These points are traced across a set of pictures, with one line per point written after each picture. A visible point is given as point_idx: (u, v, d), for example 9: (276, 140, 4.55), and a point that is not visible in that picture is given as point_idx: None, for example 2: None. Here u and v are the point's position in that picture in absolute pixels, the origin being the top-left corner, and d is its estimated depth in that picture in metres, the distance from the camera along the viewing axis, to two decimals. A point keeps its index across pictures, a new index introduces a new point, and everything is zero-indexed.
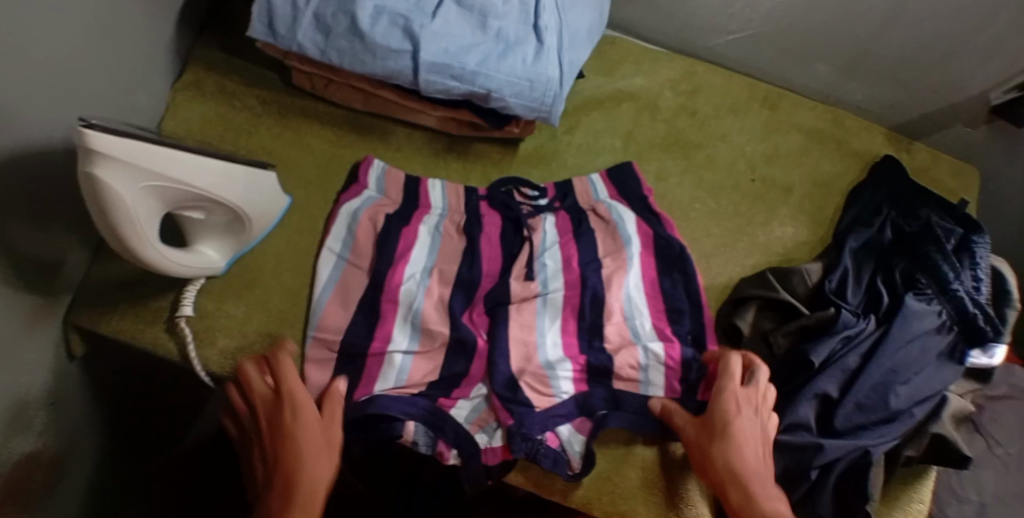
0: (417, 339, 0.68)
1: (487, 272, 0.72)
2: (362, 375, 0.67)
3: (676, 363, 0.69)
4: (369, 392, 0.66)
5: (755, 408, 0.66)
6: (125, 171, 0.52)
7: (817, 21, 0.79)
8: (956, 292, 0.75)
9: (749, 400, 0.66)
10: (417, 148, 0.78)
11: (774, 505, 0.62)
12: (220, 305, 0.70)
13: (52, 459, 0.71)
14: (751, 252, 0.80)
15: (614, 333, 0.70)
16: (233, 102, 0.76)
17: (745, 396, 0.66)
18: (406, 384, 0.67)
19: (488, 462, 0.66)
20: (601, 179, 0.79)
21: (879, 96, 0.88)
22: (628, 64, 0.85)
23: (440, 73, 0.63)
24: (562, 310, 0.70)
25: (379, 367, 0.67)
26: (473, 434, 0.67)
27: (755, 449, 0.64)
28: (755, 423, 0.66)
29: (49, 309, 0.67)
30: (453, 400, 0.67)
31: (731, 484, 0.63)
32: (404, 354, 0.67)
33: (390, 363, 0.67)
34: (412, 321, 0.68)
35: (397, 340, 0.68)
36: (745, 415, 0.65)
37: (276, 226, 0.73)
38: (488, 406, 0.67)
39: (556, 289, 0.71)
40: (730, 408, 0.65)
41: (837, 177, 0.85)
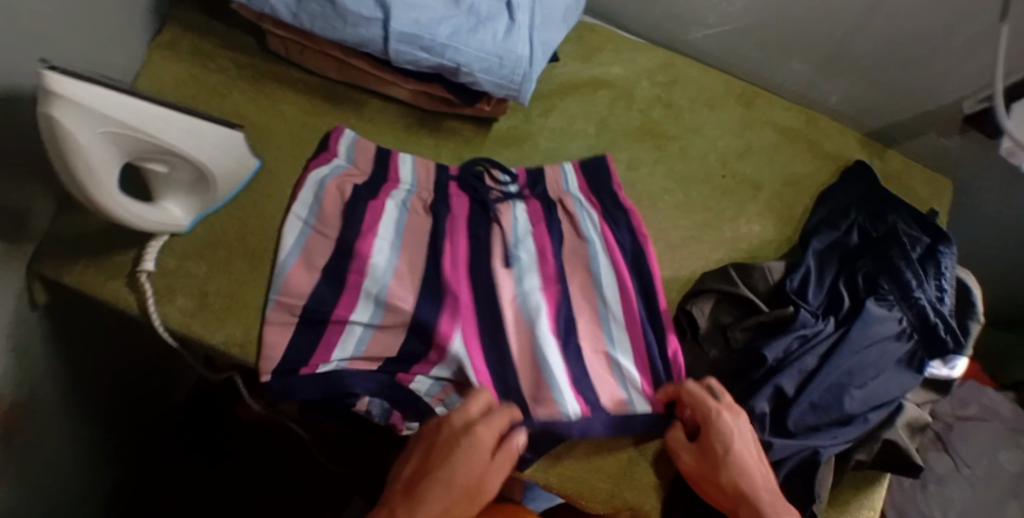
0: (379, 313, 0.69)
1: (452, 255, 0.72)
2: (320, 343, 0.67)
3: (643, 355, 0.72)
4: (326, 361, 0.67)
5: (739, 422, 0.67)
6: (82, 115, 0.53)
7: (795, 19, 0.79)
8: (918, 300, 0.76)
9: (732, 415, 0.67)
10: (390, 121, 0.78)
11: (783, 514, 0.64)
12: (183, 264, 0.70)
13: (12, 409, 0.71)
14: (717, 246, 0.80)
15: (586, 329, 0.72)
16: (208, 63, 0.76)
17: (728, 413, 0.67)
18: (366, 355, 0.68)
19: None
20: (573, 169, 0.79)
21: (853, 98, 0.88)
22: (606, 52, 0.86)
23: (410, 44, 0.63)
24: (543, 305, 0.71)
25: (338, 335, 0.68)
26: (433, 407, 0.68)
27: (755, 464, 0.66)
28: (745, 436, 0.67)
29: (11, 256, 0.67)
30: (412, 374, 0.68)
31: (741, 502, 0.65)
32: (365, 326, 0.68)
33: (350, 333, 0.68)
34: (375, 296, 0.69)
35: (359, 311, 0.68)
36: (730, 432, 0.66)
37: (244, 188, 0.73)
38: (449, 380, 0.69)
39: (535, 282, 0.72)
40: (716, 430, 0.67)
41: (809, 178, 0.86)
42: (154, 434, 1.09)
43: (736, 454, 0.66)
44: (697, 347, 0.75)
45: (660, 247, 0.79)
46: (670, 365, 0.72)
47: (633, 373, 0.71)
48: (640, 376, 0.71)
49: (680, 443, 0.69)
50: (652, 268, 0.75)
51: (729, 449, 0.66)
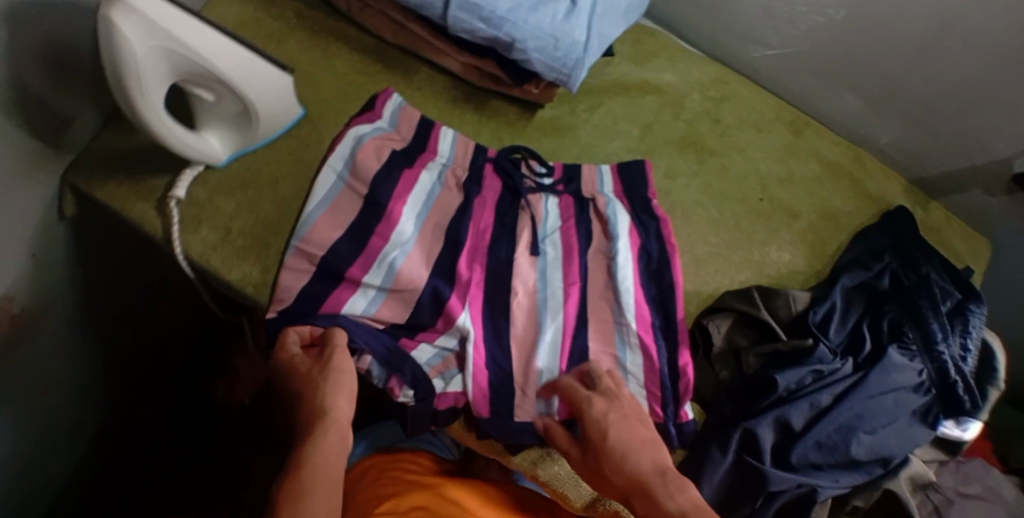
0: (393, 278, 0.68)
1: (477, 229, 0.73)
2: (331, 296, 0.67)
3: (653, 357, 0.70)
4: (336, 312, 0.67)
5: (621, 410, 0.63)
6: (140, 24, 0.54)
7: (855, 50, 0.78)
8: (941, 354, 0.74)
9: (608, 400, 0.63)
10: (436, 91, 0.78)
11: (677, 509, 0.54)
12: (212, 197, 0.71)
13: (21, 312, 0.72)
14: (743, 268, 0.79)
15: (597, 325, 0.71)
16: (271, 9, 0.78)
17: (605, 400, 0.63)
18: (375, 316, 0.67)
19: (436, 408, 0.66)
20: (610, 172, 0.78)
21: (905, 144, 0.86)
22: (662, 59, 0.85)
23: (469, 12, 0.64)
24: (563, 305, 0.71)
25: (351, 294, 0.67)
26: (432, 377, 0.67)
27: (625, 441, 0.61)
28: (636, 432, 0.61)
29: (49, 160, 0.68)
30: (415, 342, 0.68)
31: (635, 495, 0.58)
32: (377, 289, 0.68)
33: (362, 293, 0.68)
34: (389, 263, 0.68)
35: (373, 274, 0.68)
36: (631, 428, 0.62)
37: (284, 133, 0.74)
38: (454, 352, 0.68)
39: (555, 281, 0.72)
40: (592, 420, 0.62)
41: (847, 216, 0.84)
42: (160, 374, 1.10)
43: (631, 456, 0.59)
44: (707, 364, 0.74)
45: (684, 259, 0.78)
46: (677, 380, 0.70)
47: (637, 382, 0.70)
48: (644, 386, 0.70)
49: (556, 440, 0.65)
50: (674, 276, 0.73)
51: (621, 444, 0.60)
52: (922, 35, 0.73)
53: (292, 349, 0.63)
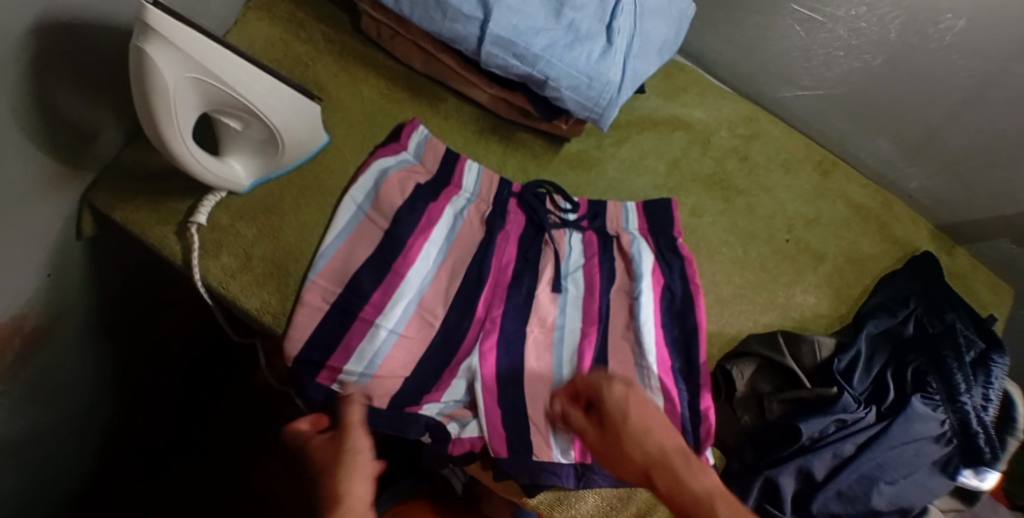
0: (405, 323, 0.67)
1: (498, 265, 0.71)
2: (341, 343, 0.66)
3: (675, 400, 0.68)
4: (342, 365, 0.65)
5: (643, 397, 0.55)
6: (176, 57, 0.53)
7: (890, 95, 0.78)
8: (964, 405, 0.72)
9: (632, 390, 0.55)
10: (463, 121, 0.78)
11: (704, 481, 0.52)
12: (233, 223, 0.70)
13: (35, 330, 0.71)
14: (767, 310, 0.78)
15: (620, 364, 0.69)
16: (299, 32, 0.77)
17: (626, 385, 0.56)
18: (377, 375, 0.65)
19: (451, 451, 0.66)
20: (636, 209, 0.77)
21: (933, 189, 0.85)
22: (691, 94, 0.85)
23: (503, 49, 0.63)
24: (580, 344, 0.69)
25: (361, 337, 0.66)
26: (445, 423, 0.66)
27: (650, 420, 0.54)
28: (655, 416, 0.55)
29: (70, 179, 0.67)
30: (418, 404, 0.66)
31: (657, 471, 0.53)
32: (388, 331, 0.66)
33: (372, 337, 0.66)
34: (406, 301, 0.68)
35: (387, 315, 0.66)
36: (655, 431, 0.54)
37: (308, 159, 0.73)
38: (465, 401, 0.67)
39: (575, 323, 0.70)
40: (615, 411, 0.55)
41: (872, 259, 0.83)
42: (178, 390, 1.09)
43: (657, 443, 0.54)
44: (728, 409, 0.73)
45: (709, 300, 0.77)
46: (699, 423, 0.67)
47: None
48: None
49: (575, 421, 0.58)
50: (697, 318, 0.72)
51: (649, 435, 0.54)
52: (963, 85, 0.73)
53: (322, 442, 0.59)
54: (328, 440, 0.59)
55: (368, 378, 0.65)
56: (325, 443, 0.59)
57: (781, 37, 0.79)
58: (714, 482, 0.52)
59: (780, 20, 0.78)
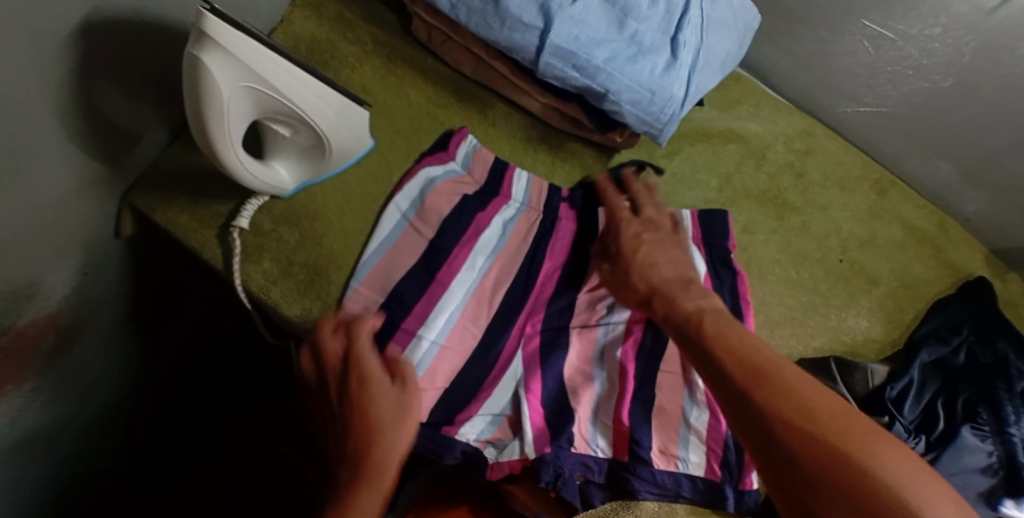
0: (447, 333, 0.66)
1: (546, 273, 0.71)
2: (383, 352, 0.64)
3: (718, 445, 0.66)
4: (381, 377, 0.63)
5: (656, 242, 0.68)
6: (229, 65, 0.51)
7: (964, 116, 0.74)
8: (1012, 437, 0.69)
9: (644, 227, 0.69)
10: (511, 129, 0.75)
11: (700, 305, 0.61)
12: (275, 228, 0.68)
13: (69, 326, 0.70)
14: (818, 334, 0.76)
15: (664, 383, 0.68)
16: (346, 32, 0.74)
17: (646, 230, 0.69)
18: (418, 387, 0.64)
19: (490, 477, 0.65)
20: (690, 217, 0.74)
21: (994, 215, 0.82)
22: (746, 106, 0.83)
23: (562, 60, 0.60)
24: (621, 342, 0.69)
25: (403, 347, 0.64)
26: (482, 448, 0.65)
27: (658, 251, 0.67)
28: (667, 255, 0.67)
29: (111, 178, 0.65)
30: (458, 426, 0.64)
31: (655, 294, 0.64)
32: (431, 343, 0.65)
33: (415, 348, 0.64)
34: (449, 310, 0.66)
35: (429, 327, 0.65)
36: (659, 268, 0.66)
37: (354, 163, 0.70)
38: (505, 421, 0.66)
39: (617, 328, 0.70)
40: (627, 239, 0.68)
41: (926, 283, 0.81)
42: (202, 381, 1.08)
43: (663, 265, 0.66)
44: None
45: (759, 321, 0.74)
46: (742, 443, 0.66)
47: (698, 437, 0.66)
48: (705, 442, 0.66)
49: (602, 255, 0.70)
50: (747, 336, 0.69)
51: (654, 257, 0.66)
52: None
53: (379, 391, 0.62)
54: (387, 396, 0.63)
55: (409, 388, 0.63)
56: (383, 396, 0.62)
57: (844, 52, 0.77)
58: (712, 311, 0.60)
59: (845, 35, 0.75)
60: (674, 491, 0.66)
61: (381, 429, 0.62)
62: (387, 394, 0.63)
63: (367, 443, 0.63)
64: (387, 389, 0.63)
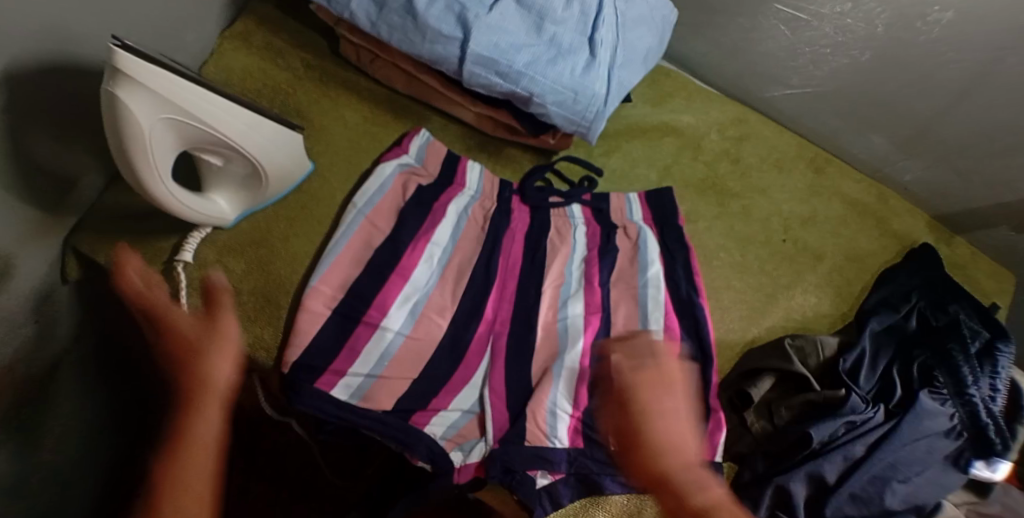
0: (412, 324, 0.65)
1: (505, 266, 0.71)
2: (344, 346, 0.63)
3: None
4: (342, 372, 0.62)
5: (676, 407, 0.54)
6: (145, 98, 0.52)
7: (888, 85, 0.80)
8: (972, 397, 0.70)
9: (655, 374, 0.54)
10: (449, 140, 0.78)
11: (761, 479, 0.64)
12: (221, 258, 0.67)
13: (24, 376, 0.69)
14: (768, 313, 0.78)
15: None
16: (277, 59, 0.76)
17: (643, 373, 0.55)
18: (382, 375, 0.63)
19: (455, 481, 0.65)
20: (638, 201, 0.79)
21: (928, 179, 0.88)
22: (678, 100, 0.87)
23: (486, 67, 0.63)
24: (583, 332, 0.68)
25: (366, 340, 0.63)
26: (448, 451, 0.65)
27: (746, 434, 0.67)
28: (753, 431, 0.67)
29: (50, 224, 0.65)
30: (428, 416, 0.64)
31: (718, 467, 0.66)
32: (395, 334, 0.64)
33: (379, 339, 0.63)
34: (411, 304, 0.65)
35: (393, 318, 0.64)
36: (668, 423, 0.53)
37: (294, 189, 0.70)
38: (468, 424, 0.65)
39: (577, 311, 0.69)
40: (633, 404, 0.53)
41: (871, 255, 0.83)
42: None
43: (670, 428, 0.53)
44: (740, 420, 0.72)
45: (711, 307, 0.77)
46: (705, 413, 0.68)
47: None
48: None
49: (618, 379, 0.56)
50: (702, 310, 0.72)
51: (661, 422, 0.53)
52: (957, 77, 0.76)
53: (219, 364, 0.55)
54: (233, 345, 0.56)
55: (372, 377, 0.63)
56: (220, 360, 0.55)
57: (766, 38, 0.83)
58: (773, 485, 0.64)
59: (764, 21, 0.81)
60: None
61: (215, 396, 0.54)
62: (230, 379, 0.55)
63: (192, 414, 0.53)
64: (226, 369, 0.55)
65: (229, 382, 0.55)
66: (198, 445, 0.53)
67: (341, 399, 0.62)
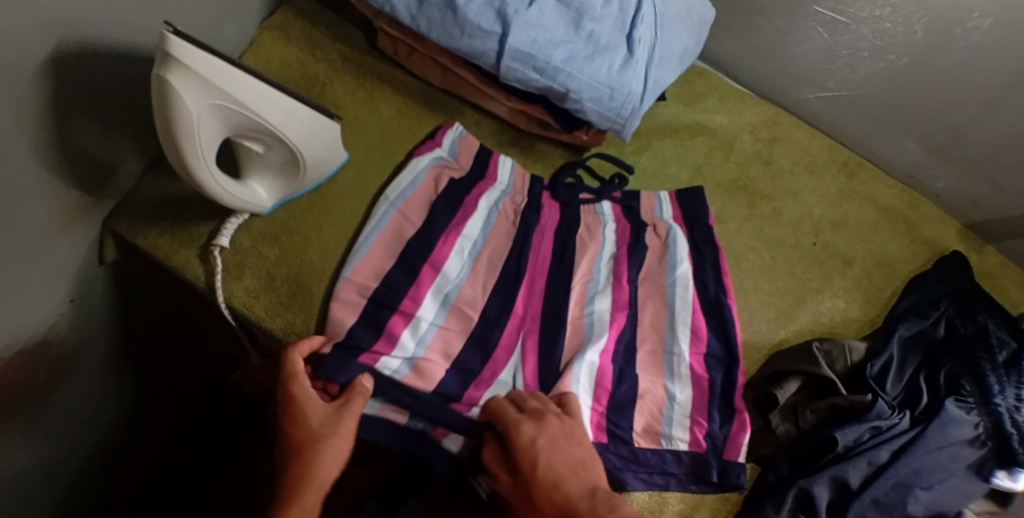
0: (444, 315, 0.66)
1: (534, 262, 0.71)
2: (382, 332, 0.63)
3: (702, 419, 0.68)
4: (387, 352, 0.63)
5: (552, 435, 0.60)
6: (196, 85, 0.53)
7: (924, 91, 0.80)
8: (998, 407, 0.70)
9: (563, 426, 0.61)
10: (482, 135, 0.79)
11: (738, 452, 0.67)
12: (256, 245, 0.68)
13: (60, 356, 0.71)
14: (796, 317, 0.78)
15: (646, 360, 0.70)
16: (314, 51, 0.77)
17: (534, 424, 0.60)
18: (424, 358, 0.64)
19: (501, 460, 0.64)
20: (669, 199, 0.79)
21: (960, 187, 0.87)
22: (711, 100, 0.87)
23: (523, 62, 0.64)
24: (609, 328, 0.69)
25: (403, 327, 0.64)
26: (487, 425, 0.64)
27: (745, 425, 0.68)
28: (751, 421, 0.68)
29: (90, 207, 0.66)
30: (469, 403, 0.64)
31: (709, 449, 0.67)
32: (429, 324, 0.65)
33: (414, 329, 0.64)
34: (444, 296, 0.66)
35: (426, 308, 0.65)
36: (563, 452, 0.59)
37: (328, 179, 0.71)
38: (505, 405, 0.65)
39: (604, 307, 0.70)
40: (520, 442, 0.59)
41: (901, 261, 0.83)
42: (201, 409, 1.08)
43: (562, 455, 0.59)
44: (764, 419, 0.72)
45: (738, 308, 0.77)
46: (730, 416, 0.69)
47: (682, 413, 0.68)
48: (689, 417, 0.68)
49: (518, 438, 0.59)
50: (731, 311, 0.72)
51: (551, 448, 0.59)
52: (994, 85, 0.75)
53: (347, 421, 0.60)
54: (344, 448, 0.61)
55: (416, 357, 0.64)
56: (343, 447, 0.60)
57: (802, 40, 0.82)
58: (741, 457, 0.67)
59: (801, 23, 0.81)
60: (660, 468, 0.66)
61: (312, 445, 0.60)
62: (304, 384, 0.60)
63: (304, 453, 0.60)
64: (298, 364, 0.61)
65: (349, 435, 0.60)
66: (309, 466, 0.60)
67: (387, 373, 0.62)
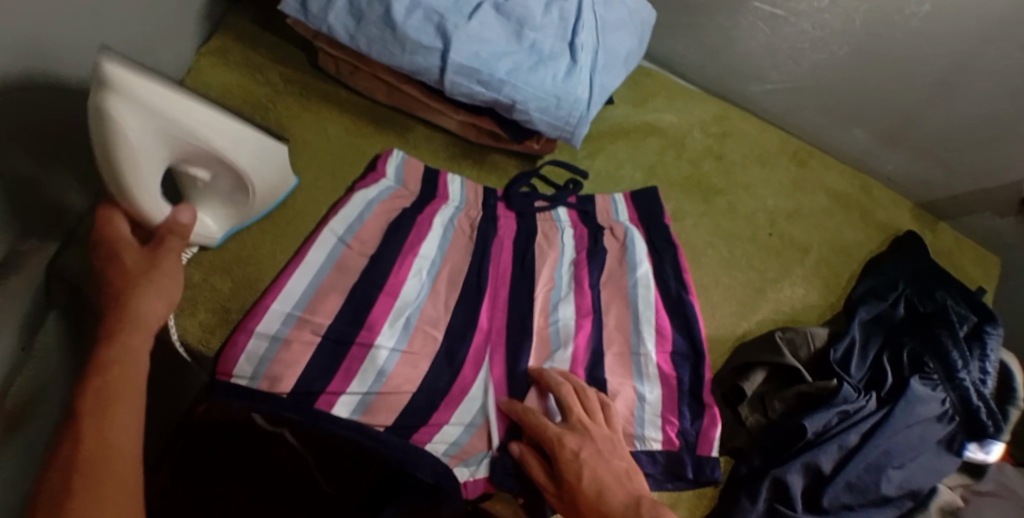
0: (407, 339, 0.65)
1: (495, 276, 0.71)
2: (342, 368, 0.62)
3: (672, 418, 0.68)
4: (342, 389, 0.61)
5: (596, 448, 0.59)
6: (134, 108, 0.51)
7: (869, 80, 0.81)
8: (962, 382, 0.71)
9: (604, 439, 0.61)
10: (433, 149, 0.78)
11: (706, 445, 0.68)
12: (207, 278, 0.65)
13: None
14: (758, 308, 0.78)
15: (614, 363, 0.69)
16: (255, 74, 0.76)
17: (574, 436, 0.60)
18: (383, 392, 0.62)
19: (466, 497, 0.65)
20: (624, 201, 0.80)
21: (910, 170, 0.89)
22: (659, 99, 0.88)
23: (467, 76, 0.64)
24: (575, 336, 0.69)
25: (361, 361, 0.62)
26: (453, 467, 0.65)
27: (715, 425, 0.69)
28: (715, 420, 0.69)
29: (33, 251, 0.63)
30: (433, 431, 0.63)
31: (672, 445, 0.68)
32: (389, 351, 0.63)
33: (372, 361, 0.62)
34: (403, 322, 0.65)
35: (385, 337, 0.64)
36: (606, 464, 0.58)
37: (277, 206, 0.70)
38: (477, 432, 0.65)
39: (568, 314, 0.70)
40: (563, 456, 0.58)
41: (857, 246, 0.85)
42: None
43: (607, 466, 0.58)
44: (733, 412, 0.72)
45: (700, 304, 0.77)
46: (700, 412, 0.69)
47: (653, 413, 0.68)
48: (660, 416, 0.68)
49: (561, 453, 0.59)
50: (692, 307, 0.73)
51: (596, 461, 0.58)
52: (934, 68, 0.77)
53: (149, 297, 0.52)
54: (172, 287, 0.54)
55: (370, 394, 0.62)
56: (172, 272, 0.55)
57: (743, 36, 0.84)
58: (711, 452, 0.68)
59: (742, 19, 0.82)
60: None
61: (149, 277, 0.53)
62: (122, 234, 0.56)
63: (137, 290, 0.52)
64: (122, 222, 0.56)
65: (157, 319, 0.52)
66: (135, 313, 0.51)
67: (342, 417, 0.61)
